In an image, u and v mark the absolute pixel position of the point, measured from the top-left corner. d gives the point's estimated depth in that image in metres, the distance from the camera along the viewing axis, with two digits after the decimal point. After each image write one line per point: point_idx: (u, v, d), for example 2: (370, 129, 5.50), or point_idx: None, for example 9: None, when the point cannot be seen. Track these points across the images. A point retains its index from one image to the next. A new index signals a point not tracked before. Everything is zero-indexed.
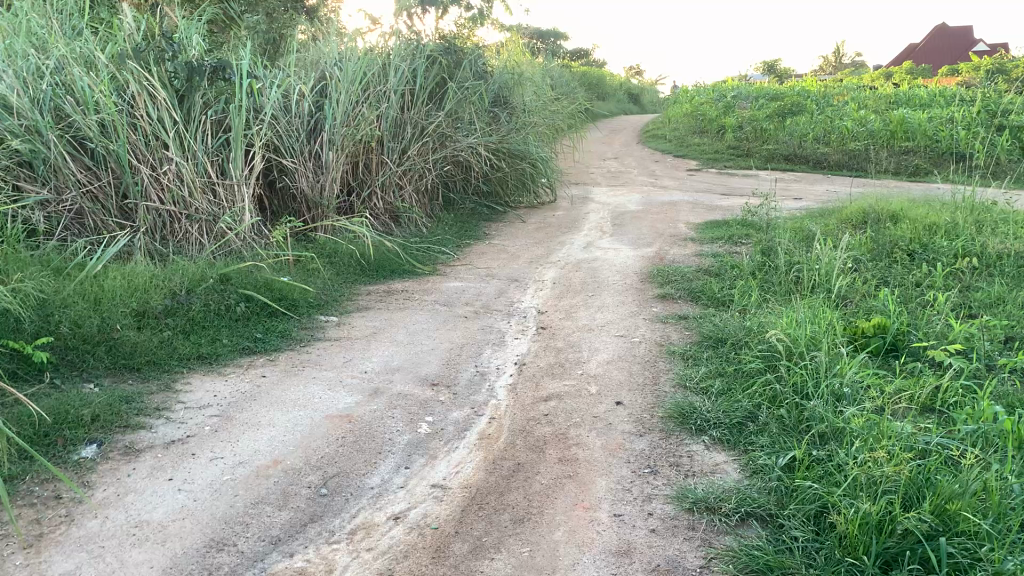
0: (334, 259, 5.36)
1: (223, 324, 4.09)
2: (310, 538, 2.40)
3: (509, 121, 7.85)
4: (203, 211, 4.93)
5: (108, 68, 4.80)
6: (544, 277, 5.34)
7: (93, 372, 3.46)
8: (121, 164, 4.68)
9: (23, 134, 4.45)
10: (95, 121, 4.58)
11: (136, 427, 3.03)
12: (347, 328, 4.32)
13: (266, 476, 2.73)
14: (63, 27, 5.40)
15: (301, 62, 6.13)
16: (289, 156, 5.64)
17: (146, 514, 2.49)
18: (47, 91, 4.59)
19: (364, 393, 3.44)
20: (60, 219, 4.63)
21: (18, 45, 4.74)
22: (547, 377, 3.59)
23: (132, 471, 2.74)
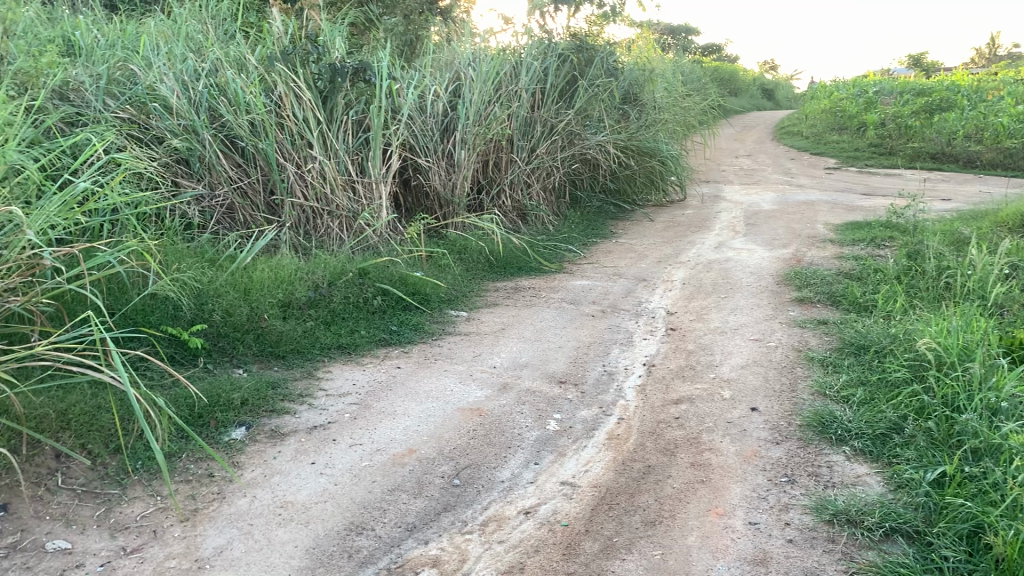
0: (465, 255, 5.47)
1: (360, 316, 4.25)
2: (444, 527, 2.46)
3: (639, 119, 7.78)
4: (344, 208, 5.13)
5: (259, 70, 5.08)
6: (674, 277, 5.28)
7: (242, 359, 3.67)
8: (269, 162, 4.93)
9: (182, 133, 4.75)
10: (246, 122, 4.85)
11: (281, 412, 3.19)
12: (477, 323, 4.41)
13: (401, 464, 2.81)
14: (217, 31, 5.73)
15: (436, 62, 6.28)
16: (423, 155, 5.78)
17: (291, 495, 2.62)
18: (203, 92, 4.89)
19: (494, 387, 3.49)
20: (214, 213, 4.86)
21: (178, 50, 5.07)
22: (679, 379, 3.54)
23: (278, 453, 2.89)
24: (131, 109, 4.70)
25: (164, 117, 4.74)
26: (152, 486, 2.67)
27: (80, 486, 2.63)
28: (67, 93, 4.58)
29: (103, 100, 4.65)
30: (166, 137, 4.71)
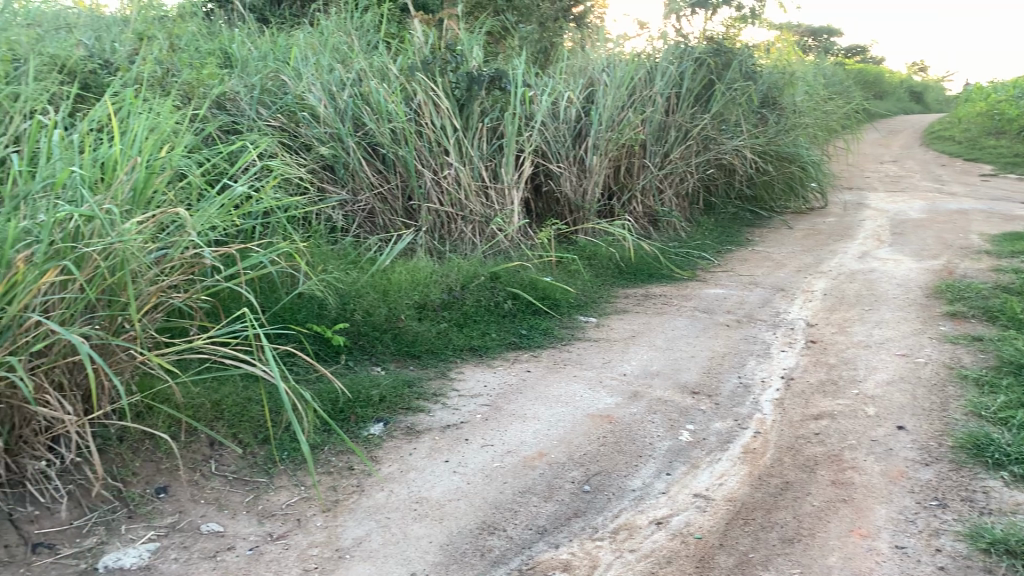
0: (595, 261, 5.46)
1: (492, 319, 4.31)
2: (575, 532, 2.47)
3: (778, 123, 7.56)
4: (477, 213, 5.21)
5: (399, 80, 5.27)
6: (814, 287, 5.10)
7: (380, 357, 3.80)
8: (408, 168, 5.08)
9: (328, 141, 4.96)
10: (387, 129, 5.03)
11: (416, 410, 3.28)
12: (607, 329, 4.39)
13: (532, 467, 2.84)
14: (362, 42, 5.97)
15: (570, 69, 6.32)
16: (556, 161, 5.81)
17: (425, 491, 2.69)
18: (348, 102, 5.11)
19: (625, 395, 3.48)
20: (356, 218, 5.04)
21: (325, 61, 5.31)
22: (818, 393, 3.42)
23: (413, 450, 2.97)
24: (282, 117, 4.94)
25: (312, 125, 4.97)
26: (296, 476, 2.80)
27: (232, 473, 2.79)
28: (224, 103, 4.87)
29: (256, 109, 4.92)
30: (313, 144, 4.93)
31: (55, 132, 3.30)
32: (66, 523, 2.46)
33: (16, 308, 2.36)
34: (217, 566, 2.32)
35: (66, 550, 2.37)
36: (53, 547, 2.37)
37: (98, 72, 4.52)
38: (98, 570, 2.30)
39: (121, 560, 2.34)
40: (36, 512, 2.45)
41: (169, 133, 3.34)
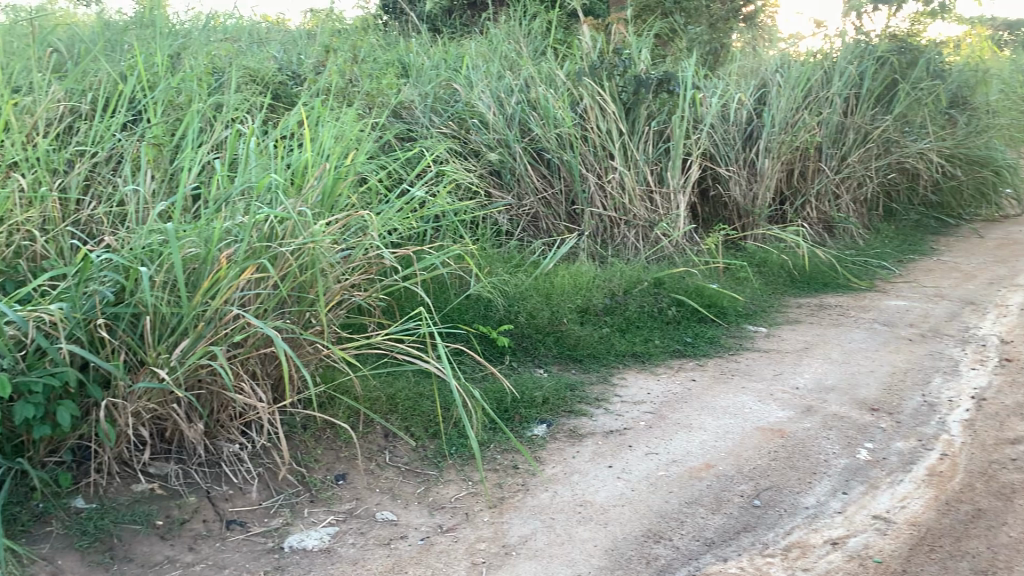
0: (764, 269, 5.29)
1: (656, 325, 4.27)
2: (744, 546, 2.41)
3: (968, 124, 7.06)
4: (642, 218, 5.15)
5: (567, 85, 5.33)
6: (1009, 302, 4.72)
7: (543, 359, 3.85)
8: (573, 173, 5.10)
9: (496, 147, 5.07)
10: (554, 135, 5.09)
11: (579, 413, 3.30)
12: (777, 340, 4.25)
13: (698, 477, 2.79)
14: (531, 49, 6.07)
15: (741, 70, 6.17)
16: (724, 165, 5.68)
17: (590, 495, 2.70)
18: (516, 108, 5.21)
19: (796, 409, 3.35)
20: (521, 221, 5.07)
21: (495, 68, 5.44)
22: (1015, 417, 3.17)
23: (577, 453, 2.99)
24: (453, 125, 5.09)
25: (481, 132, 5.10)
26: (464, 471, 2.89)
27: (404, 464, 2.92)
28: (400, 111, 5.05)
29: (429, 117, 5.09)
30: (482, 150, 5.04)
31: (249, 141, 3.55)
32: (256, 503, 2.65)
33: (219, 301, 2.58)
34: (391, 554, 2.42)
35: (256, 528, 2.55)
36: (244, 525, 2.56)
37: (287, 83, 4.77)
38: (284, 548, 2.46)
39: (304, 541, 2.49)
40: (230, 491, 2.65)
41: (352, 140, 3.53)
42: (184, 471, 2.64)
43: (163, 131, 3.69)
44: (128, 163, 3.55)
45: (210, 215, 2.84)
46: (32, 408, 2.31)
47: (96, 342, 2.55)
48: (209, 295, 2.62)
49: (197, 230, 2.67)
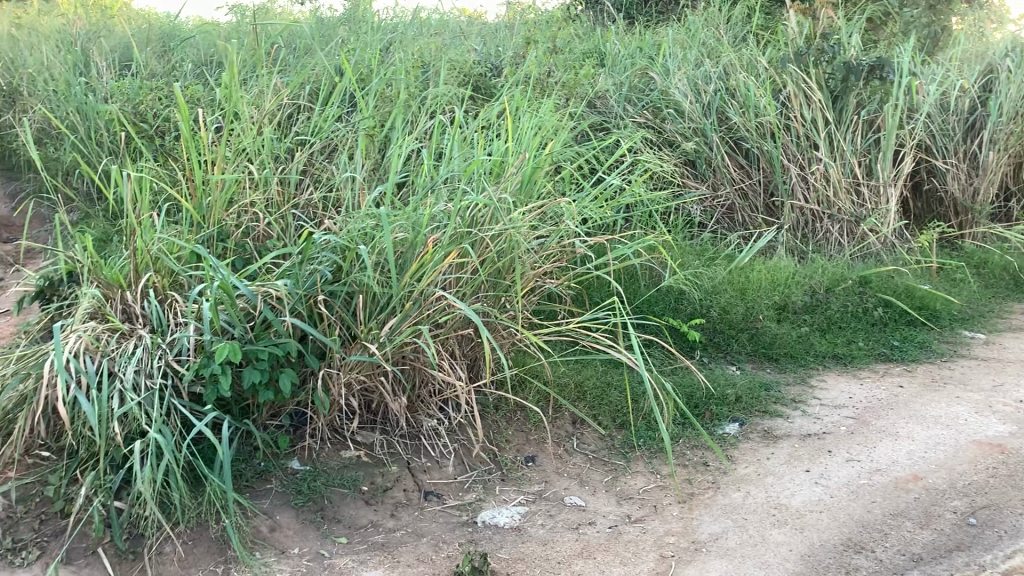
0: (984, 270, 4.88)
1: (860, 326, 4.05)
2: (957, 566, 2.25)
3: None
4: (847, 212, 4.88)
5: (769, 72, 5.16)
6: None
7: (736, 356, 3.77)
8: (773, 164, 4.91)
9: (693, 136, 4.96)
10: (754, 124, 4.93)
11: (774, 414, 3.19)
12: (998, 348, 3.91)
13: (905, 489, 2.63)
14: (730, 35, 5.90)
15: (964, 55, 5.70)
16: (941, 157, 5.28)
17: (785, 498, 2.61)
18: (714, 96, 5.07)
19: (1020, 424, 3.08)
20: (715, 214, 4.93)
21: (693, 56, 5.32)
22: None
23: (771, 454, 2.90)
24: (648, 114, 5.02)
25: (677, 121, 5.01)
26: (653, 464, 2.88)
27: (592, 452, 2.96)
28: (596, 102, 5.03)
29: (624, 106, 5.04)
30: (677, 140, 4.95)
31: (452, 130, 3.68)
32: (452, 477, 2.77)
33: (424, 282, 2.72)
34: (579, 538, 2.46)
35: (451, 501, 2.67)
36: (440, 497, 2.68)
37: (487, 75, 4.87)
38: (477, 523, 2.56)
39: (496, 518, 2.58)
40: (428, 464, 2.79)
41: (550, 129, 3.57)
42: (388, 441, 2.80)
43: (373, 121, 3.90)
44: (342, 151, 3.78)
45: (416, 201, 2.98)
46: (260, 373, 2.53)
47: (314, 317, 2.75)
48: (416, 276, 2.76)
49: (406, 215, 2.82)
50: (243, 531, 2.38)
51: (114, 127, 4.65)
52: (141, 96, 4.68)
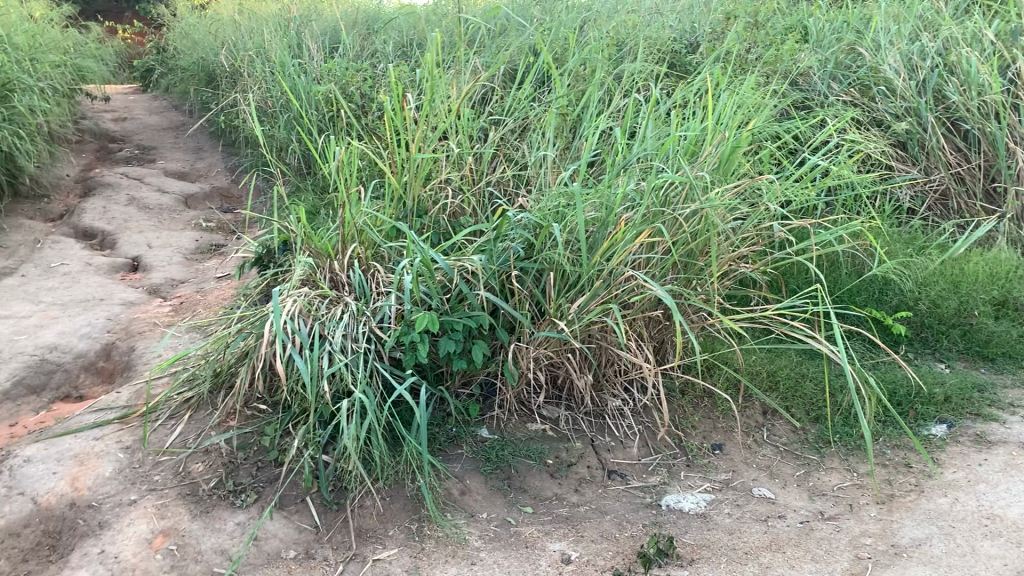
0: None
1: None
2: None
3: None
4: None
5: (996, 46, 4.75)
6: None
7: (945, 354, 3.51)
8: (997, 147, 4.51)
9: (904, 116, 4.64)
10: (977, 103, 4.54)
11: (988, 418, 2.95)
12: None
13: None
14: (950, 7, 5.46)
15: None
16: None
17: (1000, 508, 2.41)
18: (931, 73, 4.71)
19: None
20: (926, 199, 4.58)
21: (908, 30, 4.96)
22: None
23: (984, 461, 2.69)
24: (854, 92, 4.73)
25: (888, 100, 4.70)
26: (849, 461, 2.76)
27: (783, 444, 2.86)
28: (797, 80, 4.79)
29: (829, 83, 4.78)
30: (887, 119, 4.65)
31: (647, 109, 3.61)
32: (636, 458, 2.77)
33: (614, 262, 2.71)
34: (768, 531, 2.39)
35: (635, 482, 2.67)
36: (624, 477, 2.69)
37: (682, 51, 4.74)
38: (662, 506, 2.55)
39: (681, 503, 2.56)
40: (612, 443, 2.80)
41: (751, 108, 3.44)
42: (573, 418, 2.83)
43: (567, 100, 3.91)
44: (534, 129, 3.81)
45: (610, 180, 2.97)
46: (454, 343, 2.62)
47: (506, 291, 2.81)
48: (606, 255, 2.75)
49: (598, 195, 2.83)
50: (436, 492, 2.49)
51: (324, 106, 4.95)
52: (349, 77, 4.95)
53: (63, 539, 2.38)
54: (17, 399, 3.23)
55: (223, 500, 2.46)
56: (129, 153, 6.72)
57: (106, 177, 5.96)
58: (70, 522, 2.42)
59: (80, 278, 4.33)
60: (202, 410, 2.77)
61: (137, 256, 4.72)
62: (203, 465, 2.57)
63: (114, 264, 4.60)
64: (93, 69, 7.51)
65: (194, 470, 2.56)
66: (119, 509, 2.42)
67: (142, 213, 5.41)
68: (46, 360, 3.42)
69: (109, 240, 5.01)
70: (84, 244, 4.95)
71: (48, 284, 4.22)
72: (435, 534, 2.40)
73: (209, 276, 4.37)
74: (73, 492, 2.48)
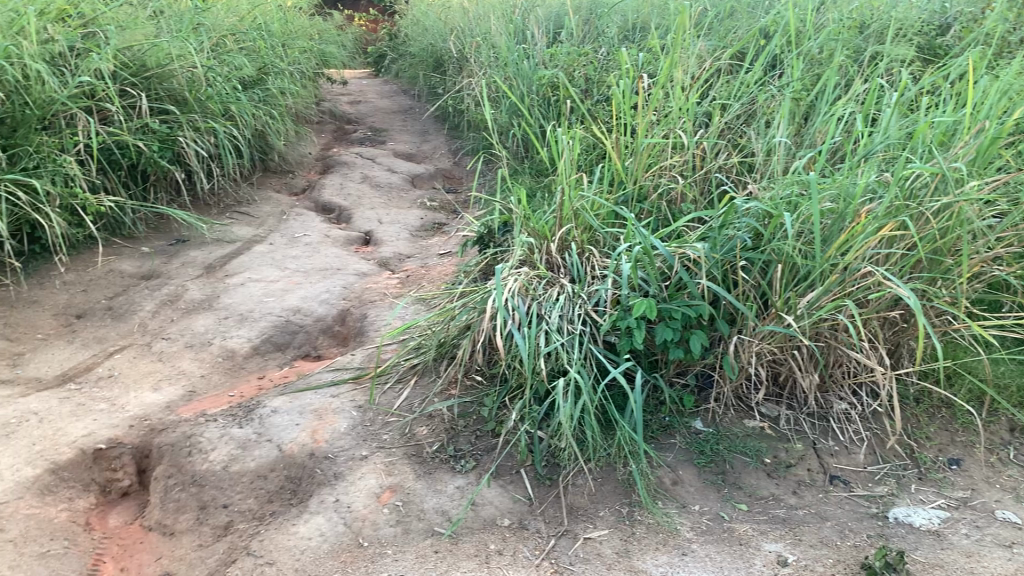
0: None
1: None
2: None
3: None
4: None
5: None
6: None
7: None
8: None
9: None
10: None
11: None
12: None
13: None
14: None
15: None
16: None
17: None
18: None
19: None
20: None
21: None
22: None
23: None
24: None
25: None
26: None
27: None
28: None
29: None
30: None
31: (890, 94, 3.37)
32: (862, 466, 2.62)
33: (851, 256, 2.57)
34: (1012, 559, 2.21)
35: (860, 490, 2.53)
36: (847, 484, 2.55)
37: (933, 33, 4.38)
38: (889, 518, 2.41)
39: (912, 517, 2.41)
40: (836, 447, 2.66)
41: (1015, 94, 3.13)
42: (794, 418, 2.72)
43: (803, 86, 3.74)
44: (764, 115, 3.67)
45: (847, 170, 2.82)
46: (672, 331, 2.58)
47: (729, 281, 2.74)
48: (842, 250, 2.62)
49: (836, 184, 2.71)
50: (648, 479, 2.49)
51: (548, 92, 5.03)
52: (572, 60, 5.00)
53: (303, 486, 2.60)
54: (265, 355, 3.55)
55: (445, 464, 2.60)
56: (364, 134, 7.17)
57: (343, 156, 6.40)
58: (309, 470, 2.64)
59: (320, 248, 4.69)
60: (427, 376, 2.94)
61: (370, 230, 5.05)
62: (427, 429, 2.73)
63: (349, 237, 4.94)
64: (334, 54, 8.07)
65: (419, 433, 2.72)
66: (351, 463, 2.62)
67: (374, 190, 5.77)
68: (291, 321, 3.73)
69: (344, 214, 5.37)
70: (324, 218, 5.35)
71: (293, 252, 4.60)
72: (646, 520, 2.39)
73: (433, 252, 4.59)
74: (313, 443, 2.72)
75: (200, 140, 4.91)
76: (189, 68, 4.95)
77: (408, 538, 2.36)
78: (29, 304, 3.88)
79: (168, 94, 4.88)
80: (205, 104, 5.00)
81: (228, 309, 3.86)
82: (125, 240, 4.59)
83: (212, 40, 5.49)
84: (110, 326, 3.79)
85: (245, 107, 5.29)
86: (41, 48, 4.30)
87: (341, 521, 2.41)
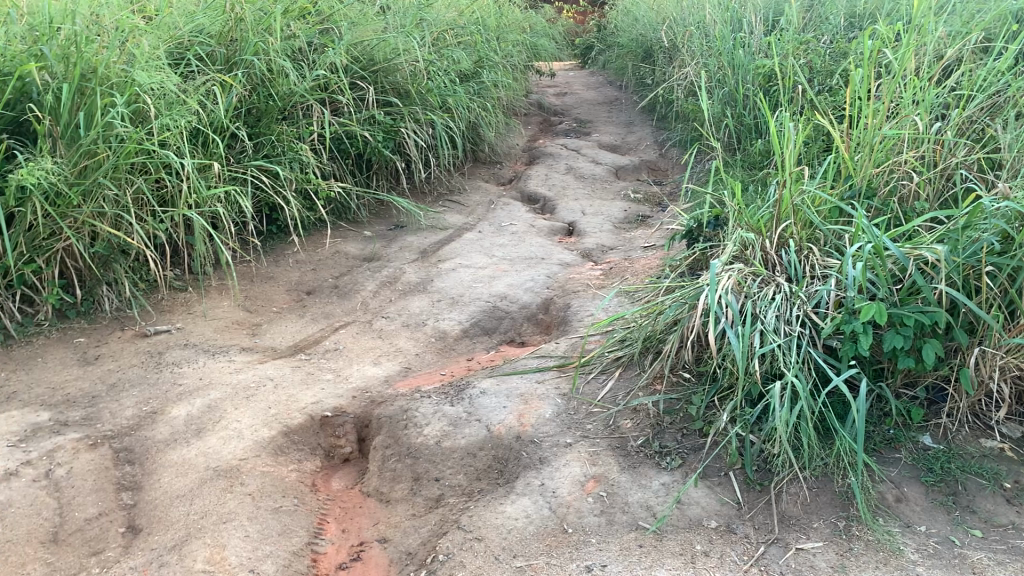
0: None
1: None
2: None
3: None
4: None
5: None
6: None
7: None
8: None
9: None
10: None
11: None
12: None
13: None
14: None
15: None
16: None
17: None
18: None
19: None
20: None
21: None
22: None
23: None
24: None
25: None
26: None
27: None
28: None
29: None
30: None
31: None
32: None
33: None
34: None
35: None
36: None
37: None
38: None
39: None
40: None
41: None
42: None
43: None
44: (1015, 107, 3.34)
45: None
46: (903, 338, 2.42)
47: (971, 288, 2.53)
48: None
49: None
50: (869, 494, 2.35)
51: (766, 82, 4.84)
52: (793, 48, 4.76)
53: (510, 466, 2.67)
54: (474, 338, 3.67)
55: (649, 459, 2.58)
56: (569, 126, 7.23)
57: (550, 148, 6.49)
58: (515, 452, 2.71)
59: (526, 238, 4.79)
60: (631, 369, 2.93)
61: (574, 221, 5.10)
62: (632, 422, 2.72)
63: (554, 227, 5.01)
64: (545, 47, 8.17)
65: (624, 425, 2.72)
66: (556, 449, 2.67)
67: (579, 182, 5.81)
68: (498, 307, 3.85)
69: (549, 205, 5.46)
70: (529, 208, 5.45)
71: (500, 240, 4.73)
72: (865, 536, 2.26)
73: (636, 244, 4.56)
74: (520, 426, 2.79)
75: (420, 132, 5.15)
76: (413, 62, 5.19)
77: (611, 529, 2.36)
78: (267, 279, 4.23)
79: (392, 87, 5.15)
80: (425, 97, 5.23)
81: (440, 293, 4.03)
82: (349, 224, 4.91)
83: (433, 34, 5.73)
84: (335, 303, 4.06)
85: (461, 100, 5.48)
86: (284, 43, 4.63)
87: (547, 506, 2.45)
